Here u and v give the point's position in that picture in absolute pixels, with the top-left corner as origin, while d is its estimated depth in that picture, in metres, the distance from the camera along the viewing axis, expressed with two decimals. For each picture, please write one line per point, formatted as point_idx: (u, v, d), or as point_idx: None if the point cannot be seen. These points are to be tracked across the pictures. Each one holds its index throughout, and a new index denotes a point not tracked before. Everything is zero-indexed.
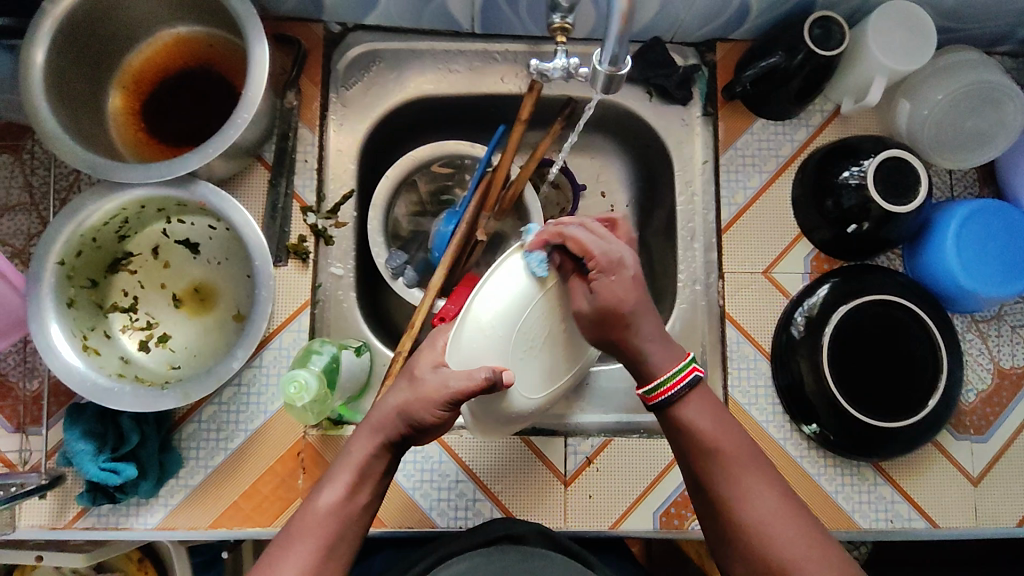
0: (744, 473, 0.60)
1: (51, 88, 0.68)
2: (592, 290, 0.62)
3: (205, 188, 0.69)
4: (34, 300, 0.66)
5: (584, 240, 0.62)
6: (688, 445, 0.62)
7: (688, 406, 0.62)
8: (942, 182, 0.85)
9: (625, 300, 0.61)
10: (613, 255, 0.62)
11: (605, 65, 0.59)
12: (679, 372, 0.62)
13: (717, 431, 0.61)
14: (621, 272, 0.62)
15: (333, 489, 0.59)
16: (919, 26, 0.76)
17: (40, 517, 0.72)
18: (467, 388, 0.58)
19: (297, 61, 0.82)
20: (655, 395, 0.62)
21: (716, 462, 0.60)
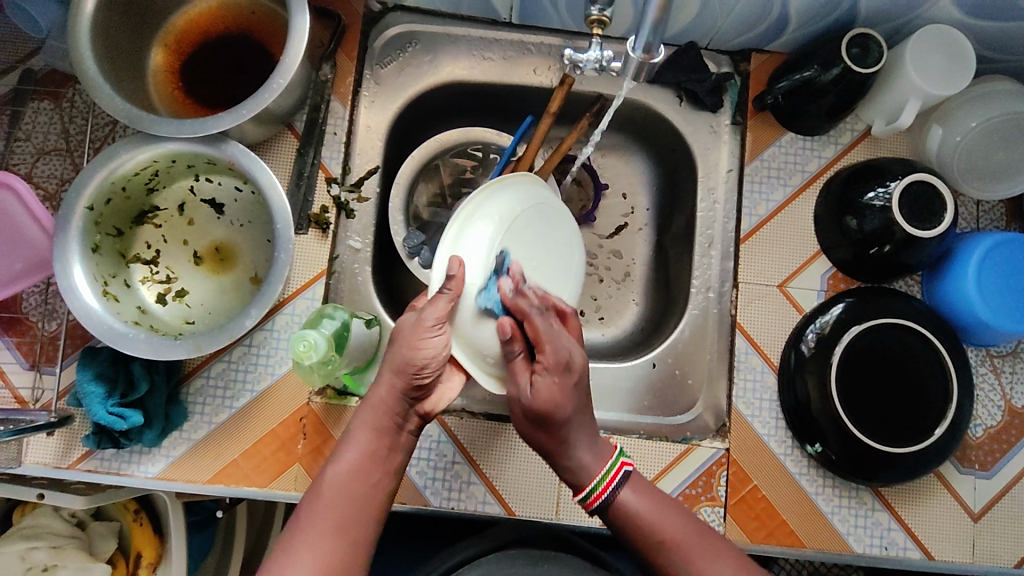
0: (694, 557, 0.60)
1: (97, 38, 0.70)
2: (531, 386, 0.61)
3: (235, 148, 0.71)
4: (61, 241, 0.67)
5: (540, 329, 0.61)
6: (630, 534, 0.62)
7: (626, 500, 0.62)
8: (968, 213, 0.84)
9: (561, 408, 0.61)
10: (561, 356, 0.60)
11: (639, 52, 0.60)
12: (611, 469, 0.63)
13: (658, 519, 0.62)
14: (564, 374, 0.61)
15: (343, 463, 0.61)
16: (959, 51, 0.75)
17: (46, 455, 0.74)
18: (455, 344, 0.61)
19: (335, 35, 0.83)
20: (590, 499, 0.63)
21: (661, 550, 0.61)
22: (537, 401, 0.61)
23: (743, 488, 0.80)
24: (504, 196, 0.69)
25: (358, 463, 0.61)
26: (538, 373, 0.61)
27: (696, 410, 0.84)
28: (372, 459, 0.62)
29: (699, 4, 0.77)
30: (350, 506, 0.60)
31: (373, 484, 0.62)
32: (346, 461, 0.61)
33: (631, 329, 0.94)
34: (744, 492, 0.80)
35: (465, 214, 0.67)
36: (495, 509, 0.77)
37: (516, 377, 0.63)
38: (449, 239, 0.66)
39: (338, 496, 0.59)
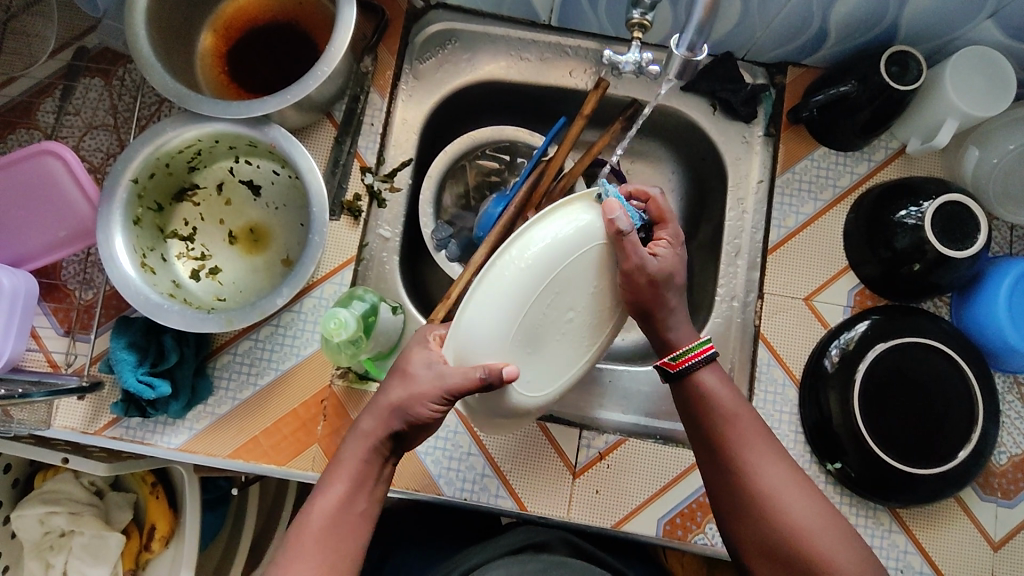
0: (750, 443, 0.62)
1: (152, 18, 0.72)
2: (654, 253, 0.64)
3: (277, 131, 0.72)
4: (106, 210, 0.70)
5: (664, 205, 0.68)
6: (700, 413, 0.64)
7: (705, 378, 0.64)
8: (1002, 237, 0.83)
9: (677, 270, 0.65)
10: (678, 233, 0.68)
11: (682, 50, 0.60)
12: (701, 343, 0.65)
13: (731, 402, 0.63)
14: (680, 248, 0.67)
15: (329, 496, 0.60)
16: (999, 76, 0.75)
17: (75, 419, 0.76)
18: (462, 384, 0.59)
19: (379, 28, 0.85)
20: (679, 361, 0.65)
21: (727, 427, 0.62)
22: (663, 261, 0.64)
23: None
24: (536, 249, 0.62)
25: (345, 494, 0.60)
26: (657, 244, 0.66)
27: None
28: (351, 496, 0.60)
29: (738, 15, 0.78)
30: (339, 533, 0.59)
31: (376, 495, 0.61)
32: (335, 493, 0.60)
33: None
34: None
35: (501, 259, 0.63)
36: (507, 503, 0.78)
37: (633, 251, 0.62)
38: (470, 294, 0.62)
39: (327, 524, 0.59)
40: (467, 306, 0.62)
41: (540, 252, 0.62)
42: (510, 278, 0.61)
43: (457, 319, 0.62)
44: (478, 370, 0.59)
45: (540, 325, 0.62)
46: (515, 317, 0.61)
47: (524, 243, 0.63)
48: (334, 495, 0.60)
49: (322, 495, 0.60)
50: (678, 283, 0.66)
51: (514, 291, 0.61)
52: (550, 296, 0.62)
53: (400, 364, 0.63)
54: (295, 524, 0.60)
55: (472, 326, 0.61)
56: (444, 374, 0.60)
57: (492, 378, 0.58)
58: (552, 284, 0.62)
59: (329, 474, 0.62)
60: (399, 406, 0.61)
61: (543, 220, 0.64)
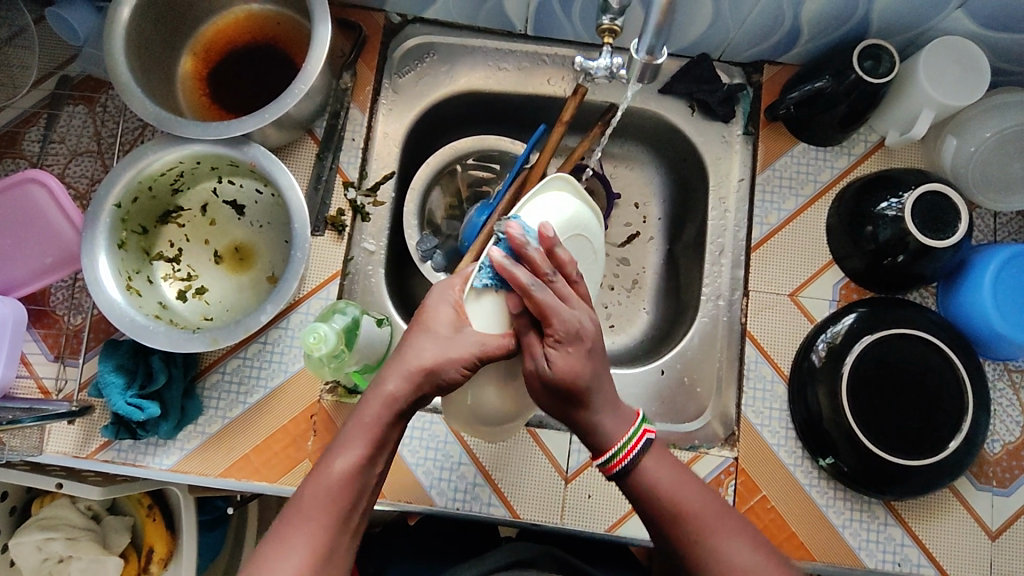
0: (708, 532, 0.57)
1: (130, 44, 0.73)
2: (546, 359, 0.59)
3: (257, 150, 0.73)
4: (89, 235, 0.70)
5: (565, 261, 0.63)
6: (648, 510, 0.59)
7: (646, 469, 0.59)
8: (984, 225, 0.83)
9: (581, 373, 0.58)
10: (571, 325, 0.58)
11: (642, 54, 0.61)
12: (630, 434, 0.59)
13: (677, 490, 0.58)
14: (578, 343, 0.58)
15: (347, 455, 0.56)
16: (973, 64, 0.75)
17: (66, 445, 0.76)
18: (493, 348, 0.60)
19: (357, 45, 0.86)
20: (612, 463, 0.59)
21: (680, 520, 0.57)
22: (557, 373, 0.58)
23: (753, 499, 0.79)
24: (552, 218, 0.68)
25: (361, 462, 0.56)
26: (551, 345, 0.58)
27: (704, 418, 0.83)
28: (370, 462, 0.56)
29: (711, 16, 0.79)
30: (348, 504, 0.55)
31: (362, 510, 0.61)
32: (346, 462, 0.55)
33: (641, 337, 0.93)
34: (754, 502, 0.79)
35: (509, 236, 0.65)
36: (500, 511, 0.78)
37: (528, 356, 0.60)
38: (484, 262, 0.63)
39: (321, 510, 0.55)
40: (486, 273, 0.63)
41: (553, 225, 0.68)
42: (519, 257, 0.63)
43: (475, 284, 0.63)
44: (505, 337, 0.60)
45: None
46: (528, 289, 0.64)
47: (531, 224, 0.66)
48: (353, 459, 0.56)
49: (340, 454, 0.56)
50: (586, 385, 0.58)
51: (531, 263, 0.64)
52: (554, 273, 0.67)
53: (425, 322, 0.61)
54: (307, 482, 0.55)
55: (490, 294, 0.63)
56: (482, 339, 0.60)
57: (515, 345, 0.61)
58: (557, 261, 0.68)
59: (344, 436, 0.57)
60: (429, 368, 0.58)
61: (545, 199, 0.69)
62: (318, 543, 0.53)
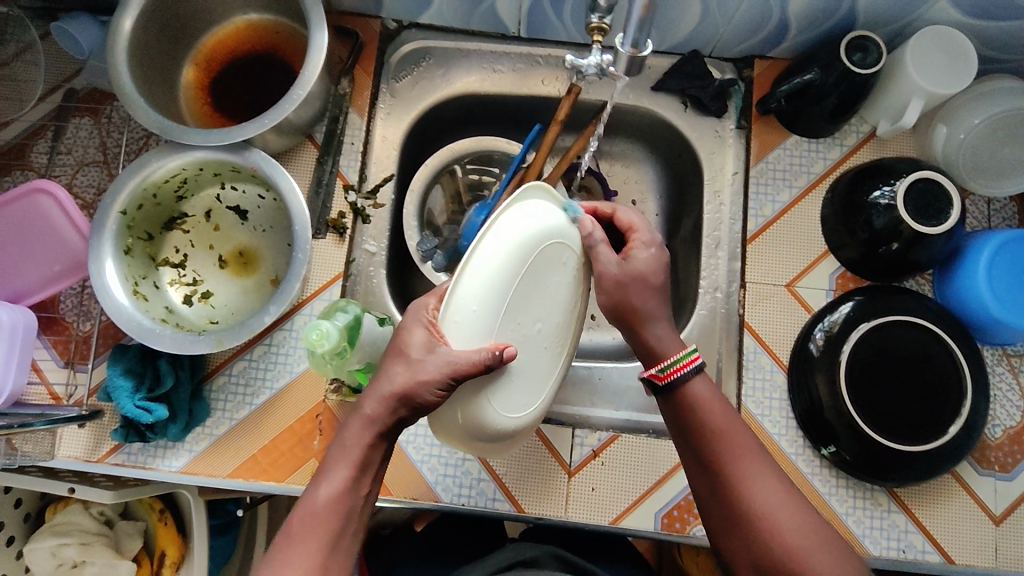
0: (744, 458, 0.61)
1: (133, 55, 0.75)
2: (623, 259, 0.66)
3: (258, 155, 0.75)
4: (96, 242, 0.72)
5: (631, 219, 0.71)
6: (692, 424, 0.63)
7: (698, 390, 0.64)
8: (978, 212, 0.84)
9: (652, 275, 0.67)
10: (651, 236, 0.70)
11: (627, 47, 0.62)
12: (688, 354, 0.64)
13: (725, 413, 0.63)
14: (658, 249, 0.69)
15: (332, 480, 0.59)
16: (960, 51, 0.77)
17: (77, 449, 0.78)
18: (467, 367, 0.57)
19: (354, 50, 0.88)
20: (665, 373, 0.64)
21: (722, 439, 0.62)
22: (630, 267, 0.67)
23: None
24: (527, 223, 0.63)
25: (348, 483, 0.59)
26: (633, 248, 0.68)
27: None
28: (356, 482, 0.59)
29: (700, 13, 0.80)
30: (340, 524, 0.58)
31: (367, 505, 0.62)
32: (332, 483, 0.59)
33: None
34: None
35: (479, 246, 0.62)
36: (505, 506, 0.78)
37: (602, 258, 0.66)
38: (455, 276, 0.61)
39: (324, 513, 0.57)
40: (456, 288, 0.61)
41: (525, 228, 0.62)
42: (490, 270, 0.60)
43: (451, 305, 0.60)
44: (481, 355, 0.58)
45: (529, 306, 0.62)
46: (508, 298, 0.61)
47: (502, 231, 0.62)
48: (339, 483, 0.59)
49: (326, 479, 0.59)
50: (654, 287, 0.67)
51: (504, 274, 0.60)
52: (537, 275, 0.63)
53: (400, 347, 0.60)
54: (297, 510, 0.58)
55: (469, 315, 0.60)
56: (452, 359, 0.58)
57: (495, 361, 0.58)
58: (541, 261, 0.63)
59: (331, 461, 0.60)
60: (403, 392, 0.59)
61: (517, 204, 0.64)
62: (317, 560, 0.56)
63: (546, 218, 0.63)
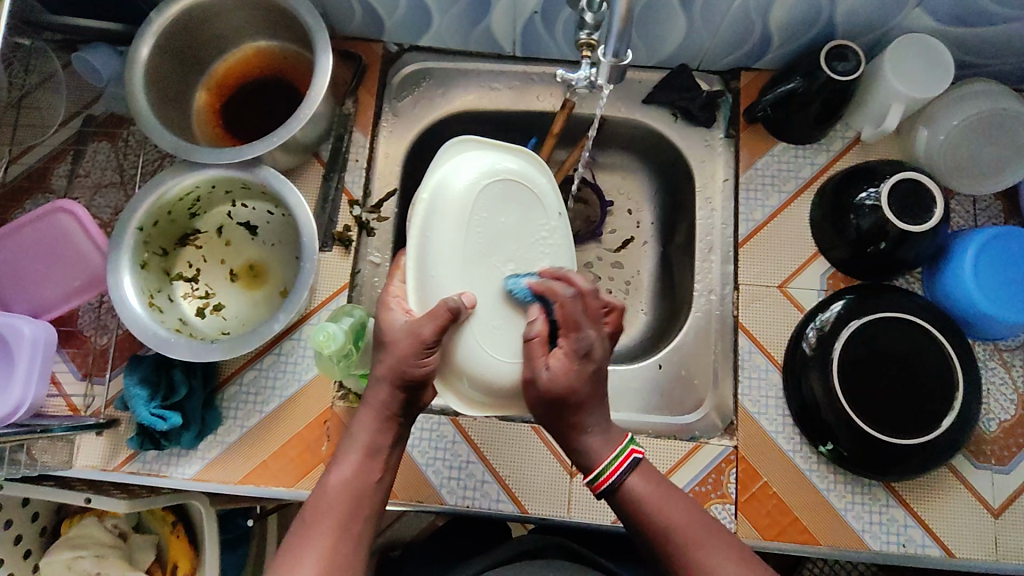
0: (698, 548, 0.60)
1: (150, 80, 0.80)
2: (548, 366, 0.62)
3: (267, 171, 0.79)
4: (114, 256, 0.75)
5: (569, 312, 0.63)
6: (641, 526, 0.62)
7: (633, 486, 0.63)
8: (965, 211, 0.86)
9: (577, 389, 0.61)
10: (584, 343, 0.62)
11: (608, 58, 0.65)
12: (618, 456, 0.63)
13: (665, 506, 0.62)
14: (581, 361, 0.61)
15: (344, 467, 0.62)
16: (936, 56, 0.79)
17: (94, 458, 0.80)
18: (437, 325, 0.63)
19: (357, 73, 0.92)
20: (600, 480, 0.63)
21: (671, 537, 0.61)
22: (552, 381, 0.61)
23: (754, 485, 0.81)
24: (455, 177, 0.71)
25: (359, 466, 0.62)
26: (555, 354, 0.62)
27: (702, 409, 0.86)
28: (364, 465, 0.62)
29: (685, 29, 0.84)
30: (352, 506, 0.61)
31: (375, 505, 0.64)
32: (347, 467, 0.62)
33: (639, 337, 0.97)
34: (755, 488, 0.81)
35: (423, 203, 0.71)
36: (508, 507, 0.80)
37: (532, 356, 0.63)
38: (412, 239, 0.70)
39: (340, 497, 0.60)
40: (415, 250, 0.70)
41: (452, 181, 0.71)
42: (438, 223, 0.70)
43: (412, 273, 0.70)
44: (445, 304, 0.64)
45: (486, 251, 0.70)
46: (462, 244, 0.69)
47: (436, 184, 0.71)
48: (348, 468, 0.62)
49: (337, 466, 0.62)
50: (580, 397, 0.61)
51: (451, 222, 0.69)
52: (482, 216, 0.70)
53: (379, 337, 0.65)
54: (311, 499, 0.61)
55: (432, 281, 0.68)
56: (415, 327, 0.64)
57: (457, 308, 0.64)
58: (481, 202, 0.70)
59: (343, 450, 0.64)
60: (391, 374, 0.63)
61: (447, 162, 0.73)
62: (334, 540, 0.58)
63: (475, 166, 0.72)
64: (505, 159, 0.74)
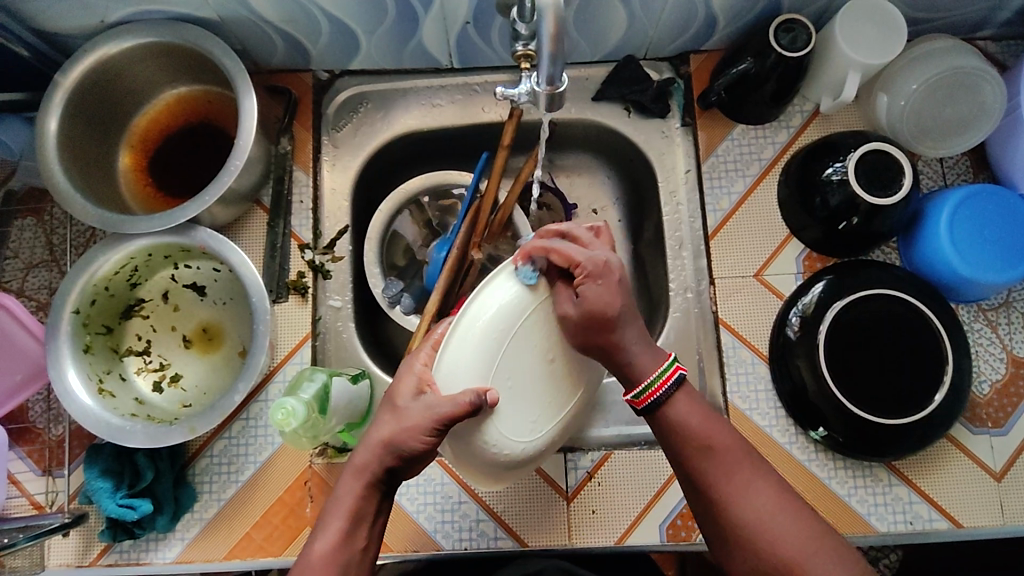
0: (726, 470, 0.59)
1: (64, 152, 0.74)
2: (577, 295, 0.63)
3: (204, 233, 0.73)
4: (52, 347, 0.71)
5: (569, 251, 0.62)
6: (677, 442, 0.61)
7: (676, 406, 0.62)
8: (933, 172, 0.84)
9: (611, 304, 0.62)
10: (598, 260, 0.62)
11: (543, 85, 0.58)
12: (666, 369, 0.62)
13: (708, 426, 0.61)
14: (606, 276, 0.62)
15: (326, 535, 0.59)
16: (886, 19, 0.76)
17: (67, 554, 0.76)
18: (453, 412, 0.58)
19: (288, 108, 0.86)
20: (643, 397, 0.62)
21: (709, 456, 0.60)
22: (586, 305, 0.62)
23: None
24: (472, 350, 0.62)
25: (342, 537, 0.59)
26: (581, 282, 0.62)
27: None
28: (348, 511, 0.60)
29: (626, 19, 0.79)
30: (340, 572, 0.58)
31: (361, 549, 0.60)
32: (331, 532, 0.59)
33: None
34: None
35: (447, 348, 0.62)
36: (508, 543, 0.78)
37: (561, 302, 0.63)
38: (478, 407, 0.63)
39: (327, 563, 0.58)
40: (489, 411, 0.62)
41: (470, 370, 0.61)
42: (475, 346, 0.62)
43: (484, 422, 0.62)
44: (467, 395, 0.59)
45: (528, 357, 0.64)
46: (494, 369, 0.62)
47: (467, 323, 0.62)
48: (332, 536, 0.59)
49: (320, 535, 0.60)
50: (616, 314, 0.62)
51: (488, 347, 0.62)
52: (509, 377, 0.63)
53: (390, 399, 0.62)
54: (295, 570, 0.59)
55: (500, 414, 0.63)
56: (432, 404, 0.59)
57: (482, 402, 0.59)
58: (503, 370, 0.63)
59: (327, 514, 0.61)
60: (389, 440, 0.60)
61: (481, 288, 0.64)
62: None
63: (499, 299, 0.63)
64: (507, 279, 0.64)
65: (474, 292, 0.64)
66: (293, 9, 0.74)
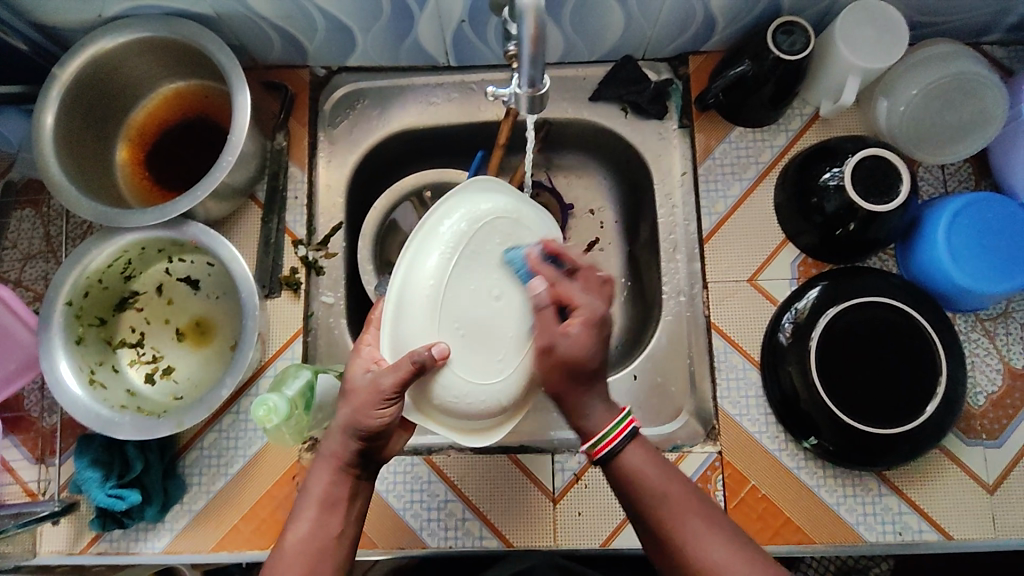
0: (682, 517, 0.59)
1: (61, 145, 0.75)
2: (564, 335, 0.60)
3: (195, 228, 0.74)
4: (45, 338, 0.72)
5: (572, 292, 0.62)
6: (633, 493, 0.61)
7: (630, 457, 0.61)
8: (934, 179, 0.82)
9: (590, 356, 0.59)
10: (595, 310, 0.61)
11: (525, 88, 0.57)
12: (618, 425, 0.60)
13: (663, 476, 0.60)
14: (598, 327, 0.60)
15: (299, 523, 0.60)
16: (886, 23, 0.75)
17: (58, 541, 0.77)
18: (398, 377, 0.59)
19: (285, 103, 0.86)
20: (596, 450, 0.60)
21: (664, 506, 0.59)
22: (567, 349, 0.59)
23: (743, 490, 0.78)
24: (414, 307, 0.63)
25: (315, 524, 0.61)
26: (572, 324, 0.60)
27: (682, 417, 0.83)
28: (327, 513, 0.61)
29: (623, 20, 0.79)
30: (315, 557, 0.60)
31: (336, 536, 0.61)
32: (305, 520, 0.61)
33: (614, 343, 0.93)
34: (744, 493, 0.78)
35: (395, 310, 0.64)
36: (493, 543, 0.78)
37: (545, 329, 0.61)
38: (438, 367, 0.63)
39: (300, 554, 0.59)
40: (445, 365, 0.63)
41: (416, 326, 0.63)
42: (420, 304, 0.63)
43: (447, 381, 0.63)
44: (411, 355, 0.59)
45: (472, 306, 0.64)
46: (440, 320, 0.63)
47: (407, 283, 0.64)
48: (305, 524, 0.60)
49: (294, 524, 0.61)
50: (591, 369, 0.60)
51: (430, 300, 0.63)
52: (457, 324, 0.63)
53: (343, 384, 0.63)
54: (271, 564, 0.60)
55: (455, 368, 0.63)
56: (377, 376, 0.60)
57: (425, 358, 0.59)
58: (446, 317, 0.63)
59: (299, 506, 0.62)
60: (348, 424, 0.60)
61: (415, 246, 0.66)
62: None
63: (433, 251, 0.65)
64: (439, 230, 0.66)
65: (410, 242, 0.66)
66: (288, 6, 0.74)
